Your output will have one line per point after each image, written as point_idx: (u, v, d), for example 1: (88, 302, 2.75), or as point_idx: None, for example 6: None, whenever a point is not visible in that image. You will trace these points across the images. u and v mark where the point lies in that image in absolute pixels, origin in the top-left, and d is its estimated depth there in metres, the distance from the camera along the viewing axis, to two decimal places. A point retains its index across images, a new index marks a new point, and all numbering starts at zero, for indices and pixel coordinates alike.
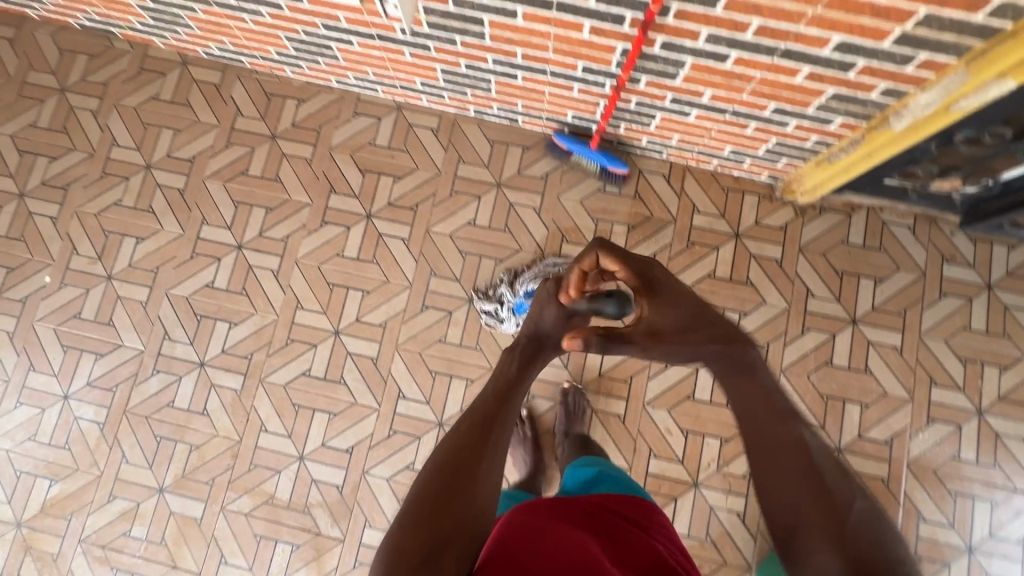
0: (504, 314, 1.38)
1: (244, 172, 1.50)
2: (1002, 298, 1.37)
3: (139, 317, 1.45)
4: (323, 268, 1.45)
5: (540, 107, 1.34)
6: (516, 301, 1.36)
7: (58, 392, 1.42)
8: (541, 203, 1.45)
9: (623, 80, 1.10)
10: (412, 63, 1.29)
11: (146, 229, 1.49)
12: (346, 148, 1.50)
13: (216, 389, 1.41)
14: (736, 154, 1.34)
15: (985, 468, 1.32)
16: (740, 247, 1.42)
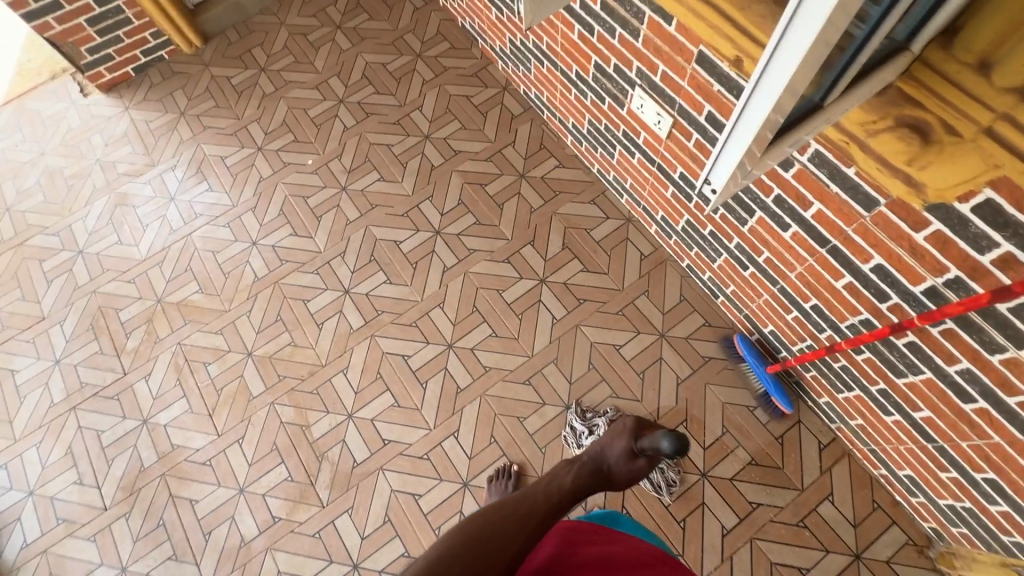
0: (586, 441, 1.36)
1: (482, 185, 1.72)
2: None
3: (338, 229, 1.71)
4: (480, 292, 1.57)
5: (747, 302, 1.33)
6: None
7: (252, 237, 1.73)
8: (686, 377, 1.42)
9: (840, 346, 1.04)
10: (666, 199, 1.38)
11: (391, 176, 1.77)
12: (566, 219, 1.64)
13: (340, 316, 1.59)
14: (911, 483, 1.17)
15: None
16: (853, 570, 1.22)
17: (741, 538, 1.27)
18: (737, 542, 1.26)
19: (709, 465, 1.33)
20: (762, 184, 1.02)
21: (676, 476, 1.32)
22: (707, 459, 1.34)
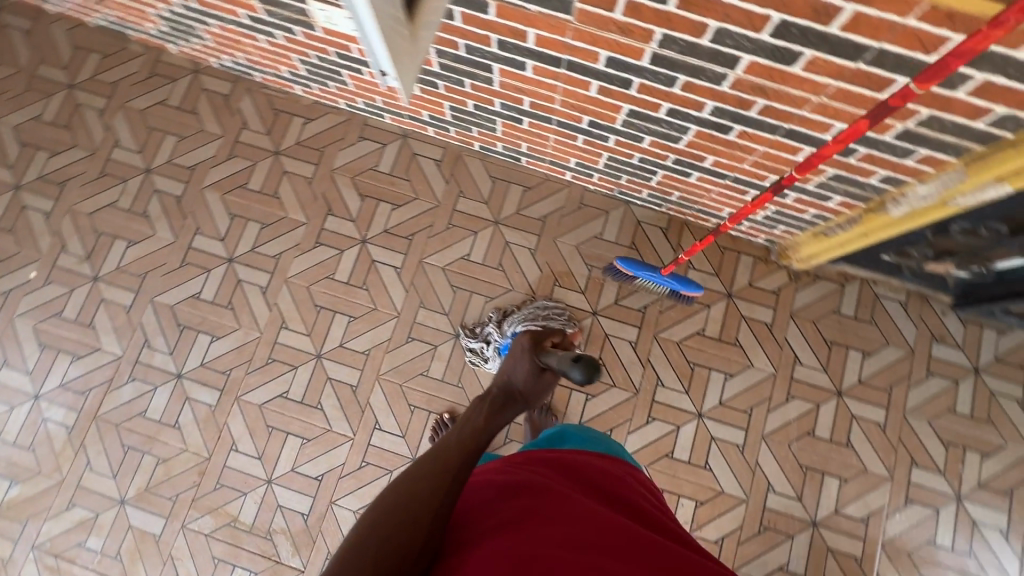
0: (489, 353, 1.38)
1: (244, 186, 1.50)
2: (989, 383, 1.37)
3: (121, 322, 1.43)
4: (313, 289, 1.44)
5: (544, 150, 1.35)
6: (503, 342, 1.37)
7: (29, 391, 1.39)
8: (537, 245, 1.46)
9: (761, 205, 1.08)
10: (420, 98, 1.30)
11: (139, 233, 1.47)
12: (349, 170, 1.51)
13: (190, 402, 1.38)
14: (735, 216, 1.35)
15: (960, 555, 1.30)
16: (731, 307, 1.42)
17: (647, 340, 1.41)
18: (646, 345, 1.41)
19: (594, 303, 1.43)
20: (478, 37, 0.98)
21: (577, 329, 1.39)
22: (590, 299, 1.43)
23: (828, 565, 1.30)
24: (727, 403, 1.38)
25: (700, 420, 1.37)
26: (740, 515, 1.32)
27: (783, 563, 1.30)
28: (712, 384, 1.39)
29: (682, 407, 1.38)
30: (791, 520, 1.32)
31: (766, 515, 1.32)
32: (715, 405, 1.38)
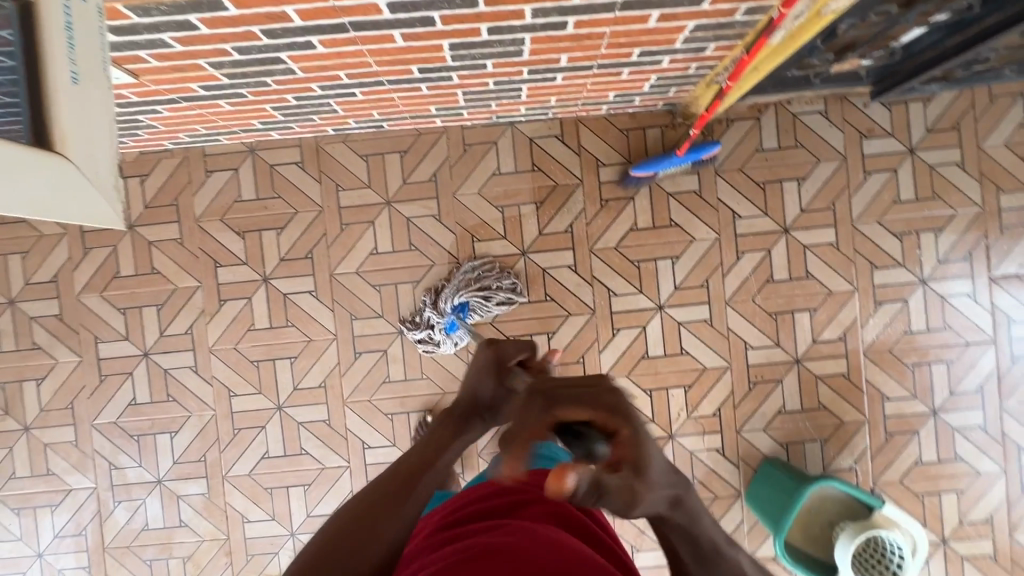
0: (438, 337, 1.30)
1: (116, 275, 1.36)
2: (926, 159, 1.33)
3: (76, 457, 1.36)
4: (241, 348, 1.36)
5: (398, 110, 1.19)
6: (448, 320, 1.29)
7: (30, 553, 1.37)
8: (438, 208, 1.34)
9: (723, 90, 1.01)
10: (238, 111, 1.12)
11: (42, 367, 1.36)
12: (214, 213, 1.35)
13: (184, 499, 1.36)
14: (623, 96, 1.21)
15: (936, 333, 1.34)
16: (655, 189, 1.33)
17: (585, 257, 1.34)
18: (586, 263, 1.34)
19: (520, 243, 1.34)
20: (240, 35, 0.80)
21: (512, 278, 1.31)
22: (515, 241, 1.34)
23: (820, 391, 1.34)
24: (682, 286, 1.34)
25: (662, 313, 1.34)
26: (728, 382, 1.34)
27: (780, 406, 1.34)
28: (662, 274, 1.34)
29: (642, 307, 1.34)
30: (776, 367, 1.34)
31: (752, 372, 1.34)
32: (672, 292, 1.34)
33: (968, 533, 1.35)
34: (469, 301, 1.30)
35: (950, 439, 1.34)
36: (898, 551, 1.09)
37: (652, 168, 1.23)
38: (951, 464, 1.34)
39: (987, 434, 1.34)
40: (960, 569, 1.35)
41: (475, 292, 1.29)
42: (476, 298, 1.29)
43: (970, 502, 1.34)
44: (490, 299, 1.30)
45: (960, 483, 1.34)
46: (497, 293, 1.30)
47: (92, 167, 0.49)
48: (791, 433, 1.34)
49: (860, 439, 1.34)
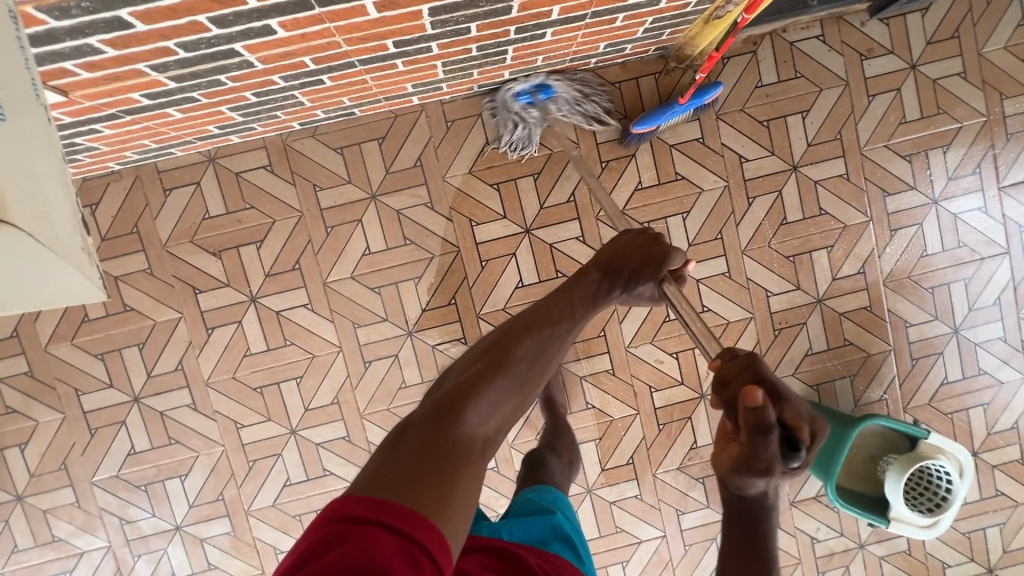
0: (507, 103, 1.17)
1: (85, 319, 1.22)
2: (929, 73, 1.27)
3: (82, 517, 1.26)
4: (240, 376, 1.25)
5: (371, 93, 1.06)
6: (528, 91, 1.16)
7: None
8: (429, 195, 1.23)
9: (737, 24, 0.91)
10: (191, 117, 0.98)
11: (22, 431, 1.24)
12: (182, 235, 1.22)
13: (209, 541, 1.28)
14: (614, 45, 1.11)
15: (952, 251, 1.32)
16: (657, 143, 1.25)
17: (592, 226, 1.26)
18: (594, 231, 1.26)
19: (522, 221, 1.25)
20: (184, 28, 0.67)
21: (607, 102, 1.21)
22: (516, 219, 1.25)
23: (845, 327, 1.32)
24: (696, 241, 1.28)
25: None
26: (753, 332, 1.31)
27: (807, 348, 1.32)
28: (674, 232, 1.28)
29: None
30: (799, 310, 1.31)
31: (776, 319, 1.31)
32: (686, 250, 1.28)
33: (997, 443, 1.37)
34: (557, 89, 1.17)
35: (973, 355, 1.35)
36: (946, 474, 1.09)
37: (653, 121, 1.16)
38: (976, 379, 1.35)
39: (1008, 345, 1.35)
40: (991, 479, 1.38)
41: (572, 84, 1.16)
42: (568, 89, 1.17)
43: (996, 413, 1.36)
44: (579, 102, 1.18)
45: (986, 397, 1.36)
46: (589, 102, 1.19)
47: (52, 230, 0.46)
48: (820, 373, 1.33)
49: (888, 368, 1.34)
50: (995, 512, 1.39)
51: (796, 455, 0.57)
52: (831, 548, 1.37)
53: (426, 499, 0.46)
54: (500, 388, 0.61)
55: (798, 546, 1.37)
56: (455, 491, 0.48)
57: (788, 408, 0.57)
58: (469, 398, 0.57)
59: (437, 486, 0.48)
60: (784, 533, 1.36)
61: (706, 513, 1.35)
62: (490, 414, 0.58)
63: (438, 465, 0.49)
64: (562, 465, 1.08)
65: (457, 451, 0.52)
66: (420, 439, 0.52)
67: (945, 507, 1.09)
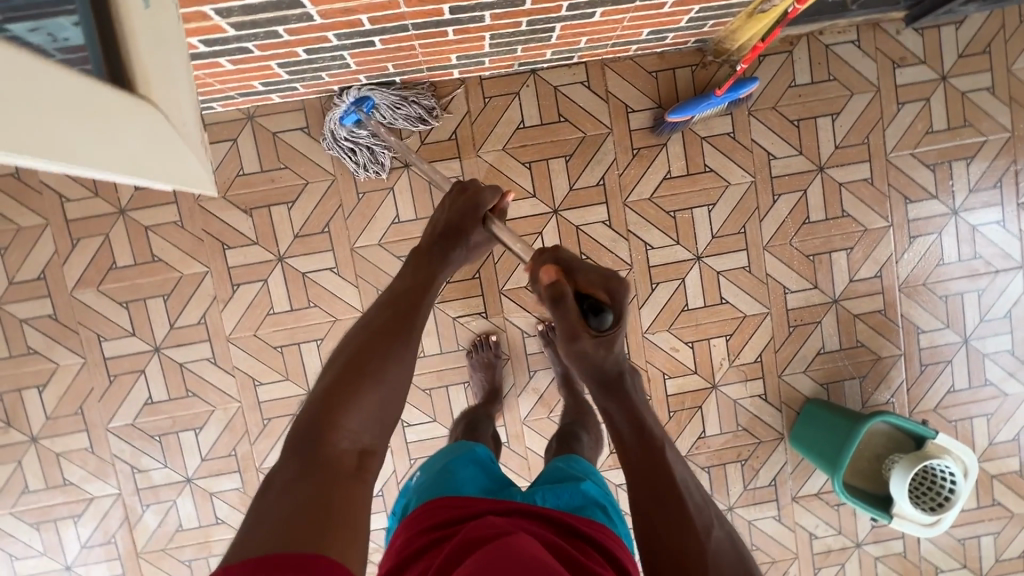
0: (338, 130, 1.15)
1: (113, 266, 1.23)
2: (958, 85, 1.30)
3: (94, 463, 1.27)
4: (261, 334, 1.27)
5: (416, 61, 1.08)
6: (347, 111, 1.13)
7: (58, 567, 1.29)
8: (461, 169, 1.25)
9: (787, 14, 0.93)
10: (240, 70, 1.00)
11: (42, 373, 1.25)
12: (215, 190, 1.23)
13: (218, 495, 1.30)
14: (657, 33, 1.13)
15: (968, 262, 1.34)
16: (688, 134, 1.27)
17: (619, 211, 1.28)
18: (621, 217, 1.28)
19: (550, 201, 1.27)
20: None
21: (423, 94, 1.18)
22: (545, 199, 1.27)
23: (858, 329, 1.34)
24: (719, 234, 1.30)
25: (701, 263, 1.31)
26: (768, 327, 1.33)
27: (819, 347, 1.34)
28: (698, 223, 1.30)
29: (680, 258, 1.30)
30: (815, 308, 1.33)
31: (791, 316, 1.33)
32: (709, 242, 1.30)
33: (997, 453, 1.40)
34: (374, 99, 1.13)
35: (980, 366, 1.37)
36: (951, 475, 1.11)
37: (689, 111, 1.17)
38: (981, 389, 1.38)
39: (1015, 358, 1.38)
40: (989, 488, 1.41)
41: (383, 88, 1.12)
42: (385, 97, 1.13)
43: (999, 424, 1.39)
44: (401, 104, 1.15)
45: (989, 407, 1.39)
46: (407, 102, 1.16)
47: (169, 99, 0.67)
48: (831, 372, 1.35)
49: (896, 372, 1.36)
50: (991, 521, 1.41)
51: (603, 317, 0.65)
52: (828, 545, 1.39)
53: (308, 530, 0.44)
54: (369, 389, 0.56)
55: (796, 541, 1.39)
56: (336, 512, 0.47)
57: (581, 279, 0.66)
58: (336, 412, 0.54)
59: (316, 516, 0.46)
60: (785, 527, 1.38)
61: None
62: (362, 420, 0.55)
63: (309, 497, 0.48)
64: (592, 441, 1.06)
65: (329, 475, 0.50)
66: (288, 477, 0.50)
67: (947, 507, 1.12)
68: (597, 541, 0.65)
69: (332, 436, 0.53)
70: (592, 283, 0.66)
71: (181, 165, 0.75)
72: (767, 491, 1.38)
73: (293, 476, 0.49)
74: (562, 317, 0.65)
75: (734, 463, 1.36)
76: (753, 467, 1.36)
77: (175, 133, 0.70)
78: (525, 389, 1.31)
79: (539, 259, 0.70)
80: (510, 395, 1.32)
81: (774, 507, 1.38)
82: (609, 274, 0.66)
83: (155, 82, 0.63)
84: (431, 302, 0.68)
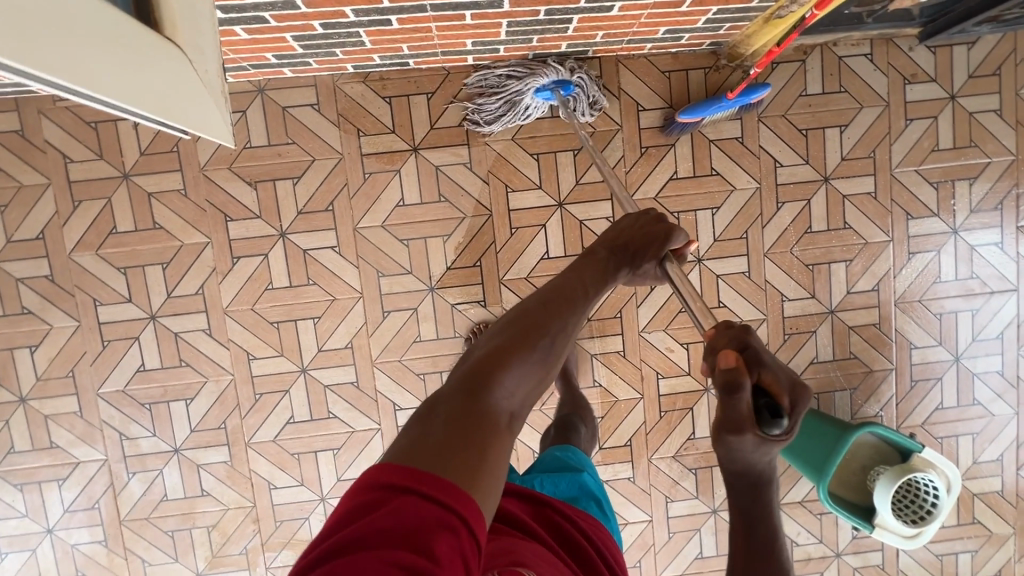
0: (520, 93, 1.16)
1: (112, 231, 1.23)
2: (967, 105, 1.31)
3: (82, 427, 1.27)
4: (258, 308, 1.26)
5: (431, 44, 1.07)
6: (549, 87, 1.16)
7: (39, 529, 1.28)
8: (469, 156, 1.25)
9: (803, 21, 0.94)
10: (255, 40, 0.99)
11: (35, 333, 1.24)
12: (220, 161, 1.22)
13: (205, 468, 1.29)
14: (673, 32, 1.13)
15: (964, 281, 1.36)
16: (697, 136, 1.28)
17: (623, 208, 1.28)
18: None
19: (556, 194, 1.27)
20: None
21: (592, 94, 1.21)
22: (551, 191, 1.27)
23: (852, 340, 1.35)
24: (721, 237, 1.31)
25: (701, 265, 1.32)
26: (763, 334, 1.34)
27: (812, 356, 1.35)
28: (701, 225, 1.30)
29: None
30: (811, 317, 1.34)
31: (787, 324, 1.34)
32: (711, 245, 1.31)
33: (981, 472, 1.42)
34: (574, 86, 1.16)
35: (970, 385, 1.39)
36: (934, 488, 1.13)
37: (700, 112, 1.17)
38: (969, 408, 1.39)
39: (1004, 379, 1.39)
40: (970, 507, 1.42)
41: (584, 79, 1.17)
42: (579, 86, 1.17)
43: (984, 444, 1.40)
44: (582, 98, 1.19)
45: (976, 426, 1.40)
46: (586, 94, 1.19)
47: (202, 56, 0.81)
48: (822, 382, 1.36)
49: (887, 386, 1.37)
50: (969, 539, 1.43)
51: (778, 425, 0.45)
52: (809, 553, 1.40)
53: (461, 466, 0.40)
54: (536, 357, 0.50)
55: None
56: (487, 470, 0.41)
57: (766, 372, 0.46)
58: (503, 364, 0.48)
59: (471, 457, 0.41)
60: None
61: (693, 503, 1.37)
62: (524, 389, 0.48)
63: (469, 440, 0.42)
64: (588, 434, 1.07)
65: (487, 431, 0.43)
66: (452, 409, 0.44)
67: (927, 521, 1.14)
68: (578, 522, 0.66)
69: (493, 394, 0.46)
70: (780, 382, 0.46)
71: (206, 111, 0.87)
72: None
73: (457, 414, 0.43)
74: (728, 409, 0.45)
75: None
76: None
77: (195, 85, 0.81)
78: None
79: (721, 334, 0.50)
80: None
81: None
82: (801, 382, 0.46)
83: (184, 31, 0.75)
84: (592, 296, 0.60)
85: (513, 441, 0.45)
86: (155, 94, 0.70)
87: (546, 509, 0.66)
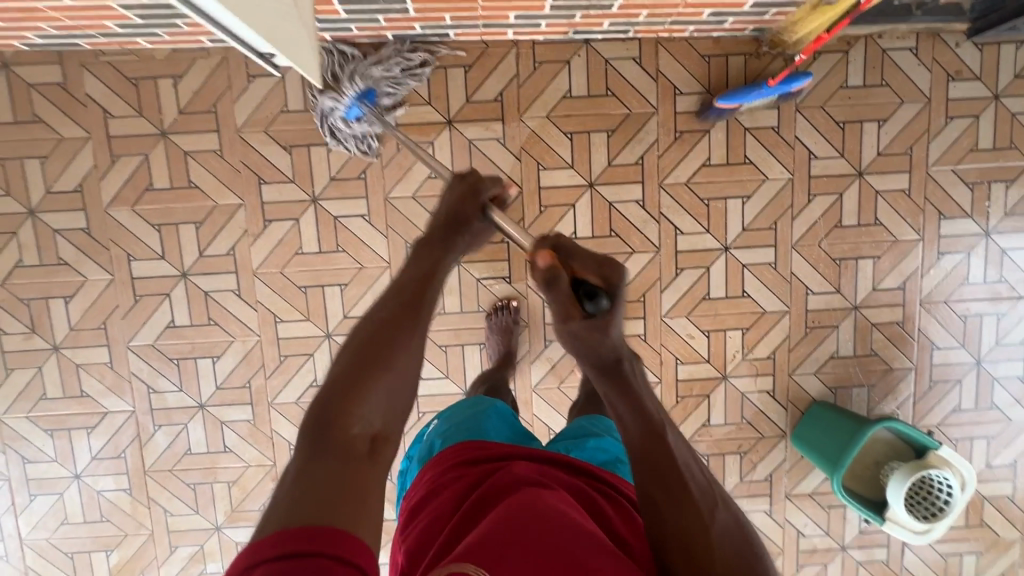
0: (342, 122, 1.18)
1: (149, 187, 1.25)
2: (1010, 106, 1.28)
3: (112, 378, 1.30)
4: (287, 272, 1.28)
5: (473, 15, 1.06)
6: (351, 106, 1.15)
7: (67, 474, 1.33)
8: (503, 131, 1.25)
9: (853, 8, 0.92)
10: None
11: (70, 285, 1.27)
12: (256, 124, 1.23)
13: (228, 425, 1.33)
14: (718, 15, 1.12)
15: (992, 285, 1.35)
16: (733, 123, 1.27)
17: (654, 192, 1.28)
18: (655, 198, 1.28)
19: (587, 174, 1.27)
20: None
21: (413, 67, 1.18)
22: (582, 171, 1.27)
23: (873, 337, 1.35)
24: (750, 227, 1.31)
25: (728, 254, 1.31)
26: (785, 325, 1.34)
27: (833, 351, 1.35)
28: (731, 214, 1.30)
29: (707, 247, 1.31)
30: (834, 312, 1.34)
31: (810, 317, 1.34)
32: (739, 234, 1.31)
33: (992, 476, 1.42)
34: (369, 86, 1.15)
35: (989, 389, 1.38)
36: (947, 486, 1.14)
37: (738, 99, 1.16)
38: (986, 412, 1.39)
39: None
40: (979, 509, 1.43)
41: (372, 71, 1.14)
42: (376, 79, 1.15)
43: (998, 448, 1.40)
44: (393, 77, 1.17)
45: (991, 430, 1.40)
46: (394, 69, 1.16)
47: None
48: (840, 377, 1.36)
49: (905, 385, 1.37)
50: (975, 541, 1.44)
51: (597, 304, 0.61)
52: (814, 544, 1.42)
53: (329, 512, 0.43)
54: (380, 377, 0.55)
55: (784, 537, 1.42)
56: (348, 501, 0.45)
57: (576, 263, 0.62)
58: (352, 399, 0.52)
59: (332, 499, 0.45)
60: (774, 522, 1.41)
61: None
62: (378, 408, 0.53)
63: (332, 486, 0.46)
64: None
65: (343, 459, 0.49)
66: (299, 472, 0.48)
67: (939, 517, 1.15)
68: (614, 484, 0.66)
69: (345, 422, 0.51)
70: (586, 268, 0.62)
71: (303, 50, 0.88)
72: (761, 485, 1.40)
73: (310, 461, 0.48)
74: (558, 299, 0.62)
75: (733, 454, 1.39)
76: (751, 460, 1.38)
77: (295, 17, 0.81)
78: (538, 358, 1.33)
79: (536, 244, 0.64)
80: (523, 363, 1.33)
81: (766, 501, 1.40)
82: (604, 257, 0.62)
83: None
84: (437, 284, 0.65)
85: (376, 462, 0.51)
86: (263, 19, 0.72)
87: (578, 472, 0.67)
